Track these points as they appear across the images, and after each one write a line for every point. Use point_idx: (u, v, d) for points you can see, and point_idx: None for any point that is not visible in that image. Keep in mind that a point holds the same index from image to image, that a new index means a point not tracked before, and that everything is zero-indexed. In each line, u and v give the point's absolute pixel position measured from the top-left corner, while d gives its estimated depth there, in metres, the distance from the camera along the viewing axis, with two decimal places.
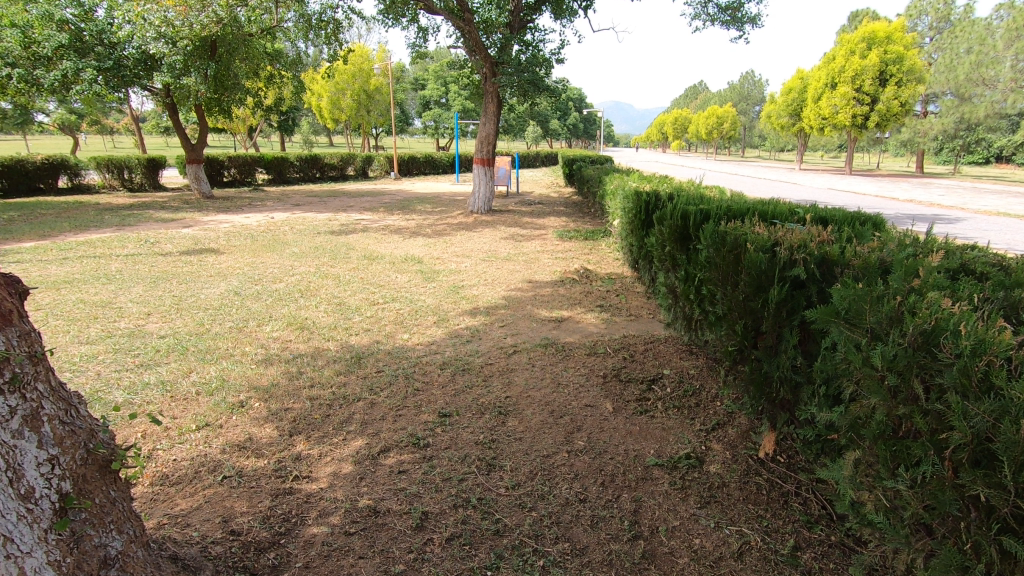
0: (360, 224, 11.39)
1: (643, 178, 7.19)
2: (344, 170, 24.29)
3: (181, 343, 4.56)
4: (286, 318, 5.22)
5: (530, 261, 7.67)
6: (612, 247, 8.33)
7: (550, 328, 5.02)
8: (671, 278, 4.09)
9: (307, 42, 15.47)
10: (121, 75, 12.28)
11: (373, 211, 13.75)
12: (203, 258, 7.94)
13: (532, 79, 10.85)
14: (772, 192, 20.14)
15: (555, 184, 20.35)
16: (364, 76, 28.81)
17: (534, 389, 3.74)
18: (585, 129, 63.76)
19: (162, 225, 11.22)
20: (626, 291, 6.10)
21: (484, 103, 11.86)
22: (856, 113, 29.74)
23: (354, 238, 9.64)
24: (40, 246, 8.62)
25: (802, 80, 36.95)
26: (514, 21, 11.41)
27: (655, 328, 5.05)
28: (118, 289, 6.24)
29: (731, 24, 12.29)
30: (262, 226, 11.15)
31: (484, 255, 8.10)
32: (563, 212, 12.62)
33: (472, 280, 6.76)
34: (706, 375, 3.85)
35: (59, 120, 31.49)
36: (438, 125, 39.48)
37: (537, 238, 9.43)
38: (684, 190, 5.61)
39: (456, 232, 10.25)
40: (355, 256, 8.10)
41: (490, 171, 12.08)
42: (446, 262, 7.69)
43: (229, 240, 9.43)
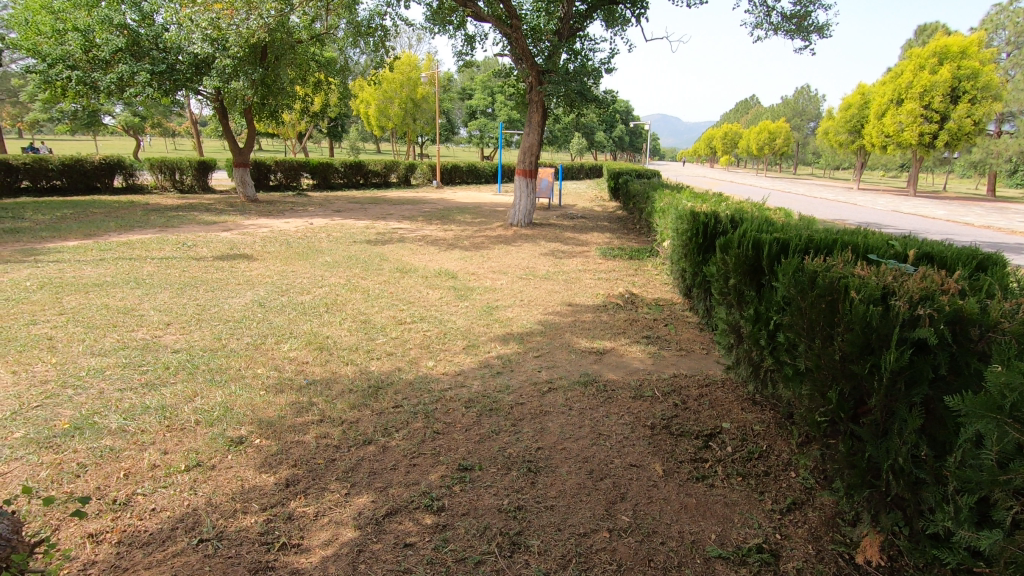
0: (397, 233, 11.15)
1: (697, 197, 6.61)
2: (387, 177, 24.39)
3: (193, 360, 4.27)
4: (307, 335, 4.89)
5: (571, 281, 7.18)
6: (660, 269, 7.75)
7: (590, 362, 4.50)
8: (736, 316, 3.52)
9: (356, 49, 15.51)
10: (172, 79, 12.51)
11: (412, 220, 13.54)
12: (236, 264, 7.80)
13: (579, 88, 10.39)
14: (831, 212, 18.99)
15: (599, 197, 19.79)
16: (412, 84, 29.03)
17: (570, 439, 3.23)
18: (630, 142, 62.86)
19: (203, 228, 11.29)
20: (676, 321, 5.52)
21: (528, 112, 11.47)
22: (923, 131, 28.07)
23: (389, 248, 9.37)
24: (82, 246, 8.69)
25: (863, 96, 35.30)
26: (563, 29, 11.01)
27: (710, 368, 4.46)
28: (144, 295, 6.09)
29: (796, 34, 11.54)
30: (299, 232, 11.05)
31: (521, 272, 7.66)
32: (607, 227, 12.08)
33: (507, 300, 6.32)
34: (775, 435, 3.26)
35: (123, 122, 33.06)
36: (483, 135, 39.54)
37: (579, 255, 8.93)
38: (748, 213, 5.01)
39: (494, 245, 9.86)
40: (388, 268, 7.80)
41: (532, 183, 11.64)
42: (481, 279, 7.28)
43: (264, 247, 9.30)
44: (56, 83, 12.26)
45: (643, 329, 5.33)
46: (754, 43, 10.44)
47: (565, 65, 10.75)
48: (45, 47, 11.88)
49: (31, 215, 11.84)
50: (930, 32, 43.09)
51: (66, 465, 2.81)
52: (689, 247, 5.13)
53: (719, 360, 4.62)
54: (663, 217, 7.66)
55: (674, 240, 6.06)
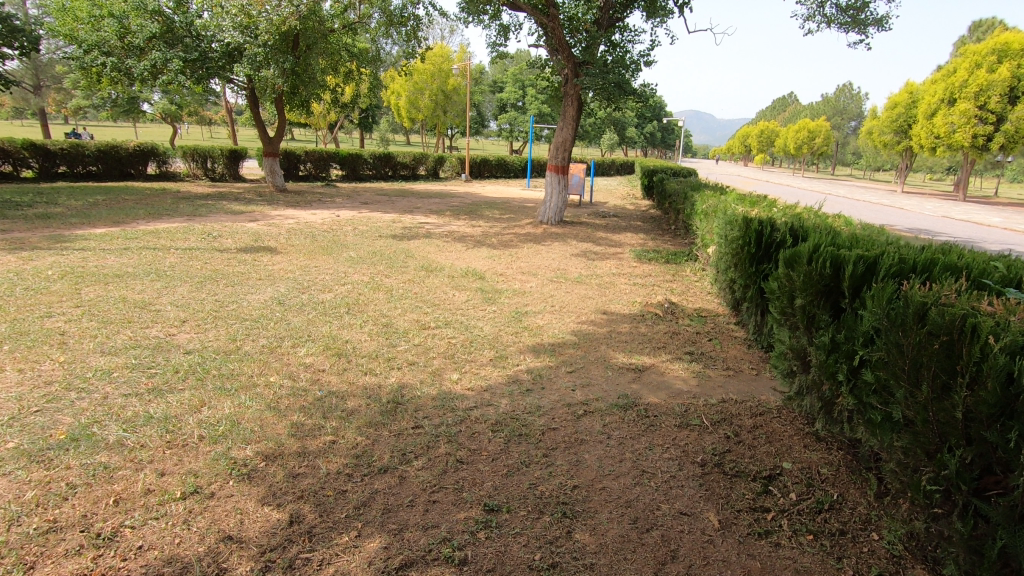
0: (424, 228, 10.87)
1: (746, 200, 6.13)
2: (416, 169, 24.21)
3: (205, 363, 4.02)
4: (325, 339, 4.60)
5: (605, 286, 6.78)
6: (699, 275, 7.29)
7: (629, 381, 4.11)
8: (803, 341, 3.10)
9: (388, 38, 15.26)
10: (204, 66, 12.40)
11: (440, 214, 13.27)
12: (259, 258, 7.61)
13: (618, 81, 9.91)
14: (876, 217, 18.03)
15: (631, 195, 19.21)
16: (443, 76, 28.74)
17: (610, 476, 2.86)
18: (663, 138, 61.63)
19: (230, 217, 11.20)
20: (721, 336, 5.09)
21: (563, 106, 11.04)
22: (977, 133, 26.65)
23: (415, 244, 9.09)
24: (109, 233, 8.63)
25: (912, 94, 33.69)
26: (603, 19, 10.53)
27: (762, 393, 4.04)
28: (164, 288, 5.91)
29: (851, 27, 10.83)
30: (325, 225, 10.86)
31: (552, 274, 7.28)
32: (641, 227, 11.59)
33: (537, 305, 5.94)
34: (847, 482, 2.83)
35: (161, 109, 33.64)
36: (513, 129, 39.13)
37: (612, 257, 8.50)
38: (808, 221, 4.56)
39: (523, 244, 9.50)
40: (413, 266, 7.51)
41: (564, 179, 11.22)
42: (510, 280, 6.93)
43: (289, 239, 9.12)
44: (92, 70, 12.30)
45: (686, 344, 4.91)
46: (805, 36, 9.94)
47: (603, 57, 10.28)
48: (82, 33, 11.94)
49: (65, 201, 11.94)
50: (988, 28, 40.81)
51: (54, 485, 2.55)
52: (740, 255, 4.69)
53: (772, 384, 4.19)
54: (706, 219, 7.19)
55: (720, 246, 5.62)
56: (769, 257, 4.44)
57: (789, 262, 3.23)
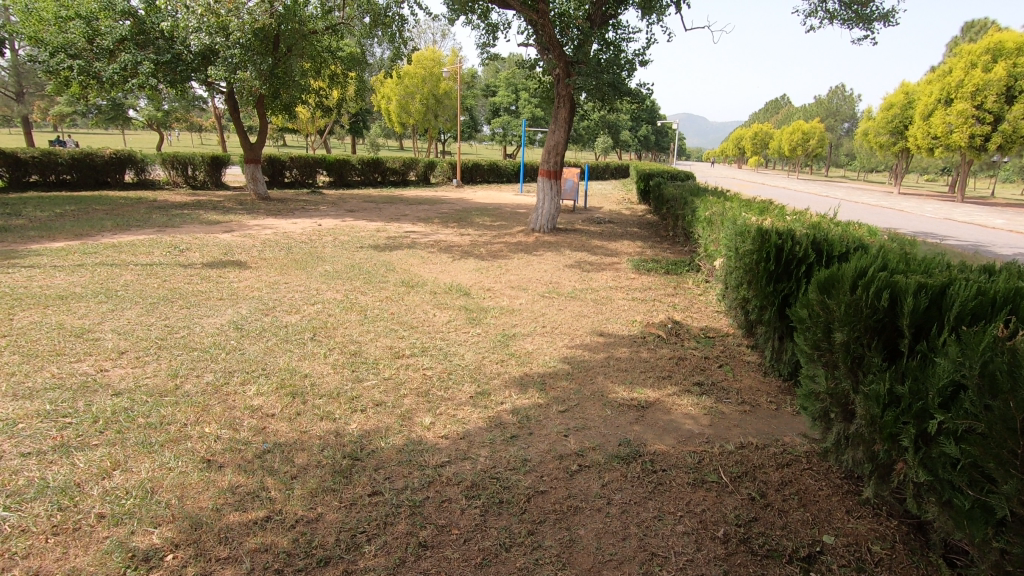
0: (409, 238, 10.28)
1: (755, 208, 5.58)
2: (405, 174, 23.61)
3: (133, 409, 3.41)
4: (281, 374, 4.00)
5: (601, 302, 6.21)
6: (703, 289, 6.73)
7: (630, 422, 3.52)
8: (848, 386, 2.53)
9: (373, 39, 14.71)
10: (176, 68, 11.82)
11: (427, 221, 12.70)
12: (225, 273, 7.00)
13: (612, 81, 9.37)
14: (876, 219, 17.53)
15: (627, 199, 18.67)
16: (434, 80, 28.18)
17: (611, 563, 2.27)
18: (657, 141, 61.31)
19: (204, 228, 10.60)
20: (732, 363, 4.52)
21: (555, 107, 10.49)
22: (974, 133, 26.26)
23: (397, 256, 8.50)
24: (66, 247, 8.00)
25: (907, 95, 33.35)
26: (595, 16, 10.00)
27: (786, 435, 3.46)
28: (109, 311, 5.29)
29: (856, 22, 10.35)
30: (305, 235, 10.26)
31: (544, 288, 6.71)
32: (638, 234, 11.04)
33: (526, 325, 5.36)
34: (908, 567, 2.26)
35: (147, 116, 33.01)
36: (507, 133, 38.63)
37: (608, 268, 7.94)
38: (833, 234, 4.01)
39: (514, 254, 8.92)
40: (393, 281, 6.92)
41: (556, 184, 10.66)
42: (497, 297, 6.34)
43: (262, 252, 8.51)
44: (59, 74, 11.68)
45: (693, 372, 4.34)
46: (806, 33, 9.47)
47: (597, 55, 9.75)
48: (47, 35, 11.30)
49: (30, 211, 11.31)
50: (981, 29, 40.62)
51: None
52: (755, 272, 4.14)
53: (797, 424, 3.62)
54: (710, 228, 6.64)
55: (727, 259, 5.06)
56: (789, 275, 3.90)
57: (824, 287, 2.71)
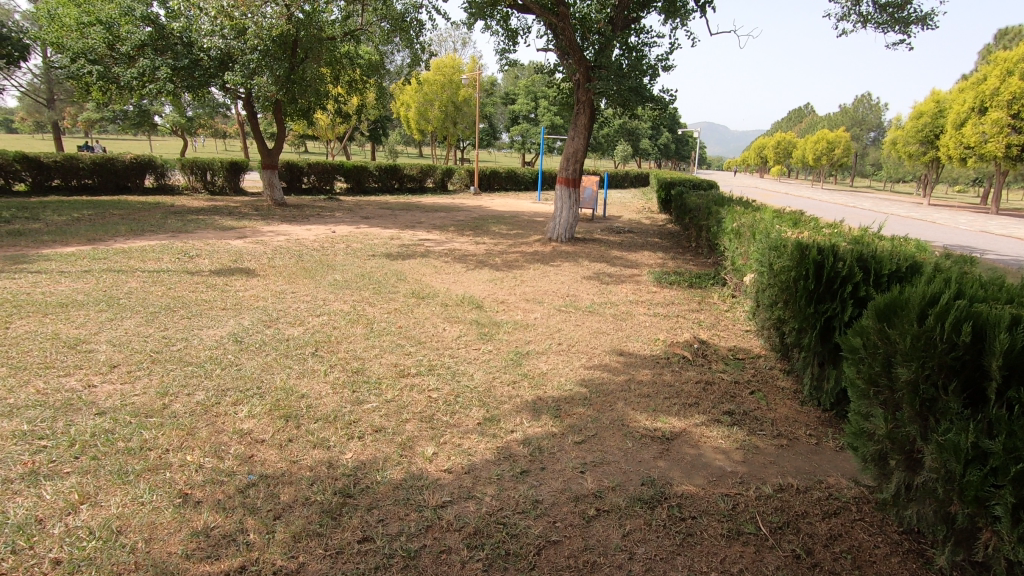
0: (423, 246, 10.04)
1: (789, 220, 5.20)
2: (423, 182, 23.52)
3: (113, 431, 3.16)
4: (276, 393, 3.73)
5: (621, 317, 5.86)
6: (730, 305, 6.34)
7: (654, 457, 3.17)
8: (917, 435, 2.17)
9: (391, 44, 14.60)
10: (194, 74, 11.87)
11: (442, 229, 12.47)
12: (232, 281, 6.80)
13: (634, 86, 9.05)
14: (908, 232, 16.87)
15: (647, 209, 18.25)
16: (454, 87, 28.13)
17: None
18: (678, 150, 60.65)
19: (218, 234, 10.49)
20: (765, 390, 4.13)
21: (574, 114, 10.20)
22: (1010, 142, 25.33)
23: (409, 265, 8.26)
24: (76, 252, 7.91)
25: (938, 104, 32.40)
26: (617, 20, 9.71)
27: (830, 476, 3.08)
28: (108, 320, 5.10)
29: (891, 26, 9.91)
30: (317, 242, 10.08)
31: (560, 302, 6.39)
32: (659, 245, 10.66)
33: (541, 343, 5.04)
34: None
35: (172, 122, 33.58)
36: (526, 140, 38.45)
37: (629, 281, 7.60)
38: (882, 249, 3.62)
39: (530, 264, 8.62)
40: (404, 292, 6.66)
41: (575, 193, 10.34)
42: (511, 310, 6.03)
43: (272, 259, 8.32)
44: (80, 79, 11.77)
45: (722, 399, 3.97)
46: (838, 37, 9.07)
47: (619, 60, 9.45)
48: (68, 41, 11.37)
49: (48, 215, 11.34)
50: (1015, 36, 39.42)
51: None
52: (792, 290, 3.76)
53: (842, 464, 3.23)
54: (738, 240, 6.26)
55: (759, 274, 4.68)
56: (832, 294, 3.52)
57: (884, 314, 2.36)
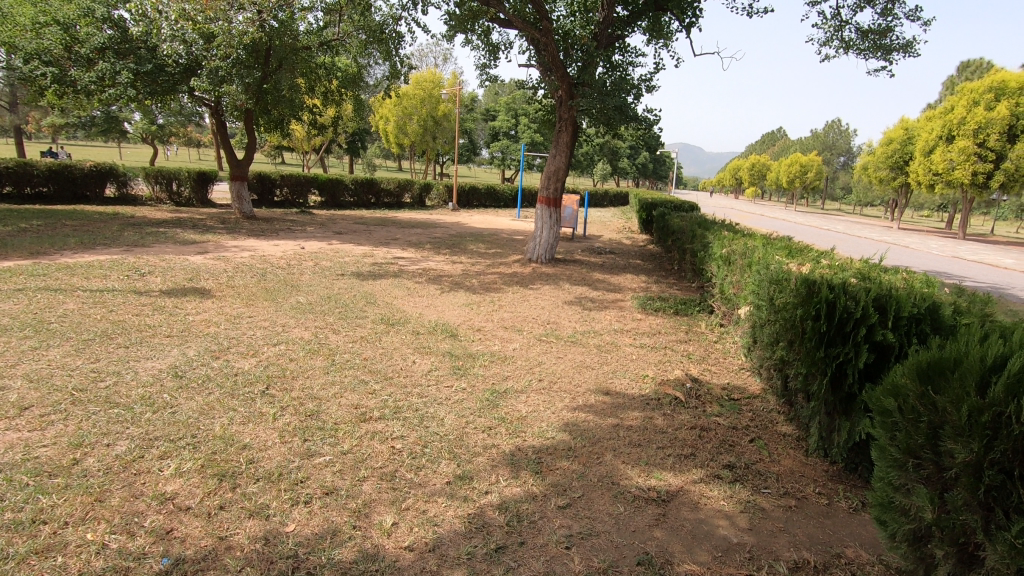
0: (396, 265, 9.55)
1: (784, 250, 4.90)
2: (400, 196, 23.04)
3: (3, 497, 2.61)
4: (212, 445, 3.21)
5: (606, 349, 5.46)
6: (718, 336, 6.01)
7: (649, 526, 2.74)
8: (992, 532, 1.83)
9: (369, 56, 14.22)
10: (158, 79, 11.33)
11: (418, 247, 12.01)
12: (183, 303, 6.22)
13: (618, 105, 8.80)
14: (884, 256, 16.94)
15: (627, 229, 18.05)
16: (433, 102, 27.83)
17: None
18: (655, 171, 61.34)
19: (177, 248, 9.85)
20: (766, 438, 3.75)
21: (556, 131, 9.91)
22: (976, 170, 25.99)
23: (381, 286, 7.77)
24: (14, 268, 7.22)
25: (907, 131, 33.30)
26: (601, 37, 9.49)
27: (850, 550, 2.67)
28: (31, 349, 4.50)
29: (873, 53, 9.89)
30: (283, 259, 9.51)
31: (541, 330, 5.98)
32: (642, 268, 10.38)
33: (521, 379, 4.59)
34: None
35: (141, 129, 32.55)
36: (505, 157, 38.28)
37: (612, 307, 7.23)
38: (896, 287, 3.29)
39: (509, 287, 8.20)
40: (372, 317, 6.16)
41: (556, 212, 9.99)
42: (488, 340, 5.59)
43: (232, 278, 7.74)
44: (34, 81, 11.08)
45: (721, 449, 3.56)
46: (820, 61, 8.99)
47: (602, 77, 9.21)
48: (21, 40, 10.68)
49: None
50: (977, 69, 41.05)
51: None
52: (798, 331, 3.41)
53: (859, 531, 2.85)
54: (728, 268, 5.95)
55: (756, 309, 4.33)
56: (844, 338, 3.16)
57: (929, 377, 2.02)
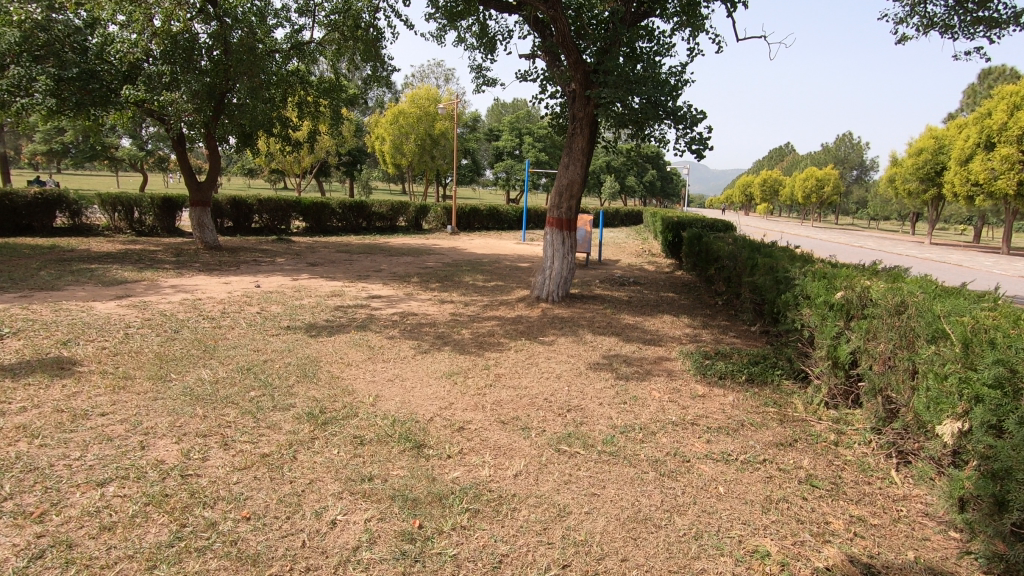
0: (367, 309, 7.44)
1: (997, 312, 2.73)
2: (394, 220, 21.10)
3: None
4: None
5: (673, 474, 3.23)
6: (834, 436, 3.82)
7: None
8: None
9: (346, 59, 12.30)
10: (89, 87, 9.51)
11: (402, 281, 9.93)
12: (15, 388, 4.09)
13: (651, 97, 6.74)
14: (946, 277, 14.61)
15: (647, 252, 15.90)
16: (430, 119, 26.13)
17: None
18: (663, 191, 59.56)
19: (93, 292, 7.81)
20: None
21: (568, 137, 7.84)
22: (1022, 179, 23.62)
23: (333, 345, 5.63)
24: None
25: (937, 140, 31.11)
26: (625, 14, 7.46)
27: None
28: None
29: (968, 26, 7.84)
30: (222, 304, 7.42)
31: (561, 429, 3.80)
32: (680, 306, 8.20)
33: (527, 566, 2.41)
34: None
35: (128, 157, 30.89)
36: (510, 178, 36.40)
37: (657, 373, 5.08)
38: None
39: (510, 340, 6.05)
40: (298, 409, 4.00)
41: (569, 238, 7.87)
42: (473, 456, 3.39)
43: (131, 335, 5.64)
44: None
45: None
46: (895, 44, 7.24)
47: (628, 63, 7.14)
48: None
49: None
50: (1000, 76, 39.01)
51: None
52: None
53: None
54: (857, 325, 3.75)
55: (1005, 438, 2.12)
56: None
57: None
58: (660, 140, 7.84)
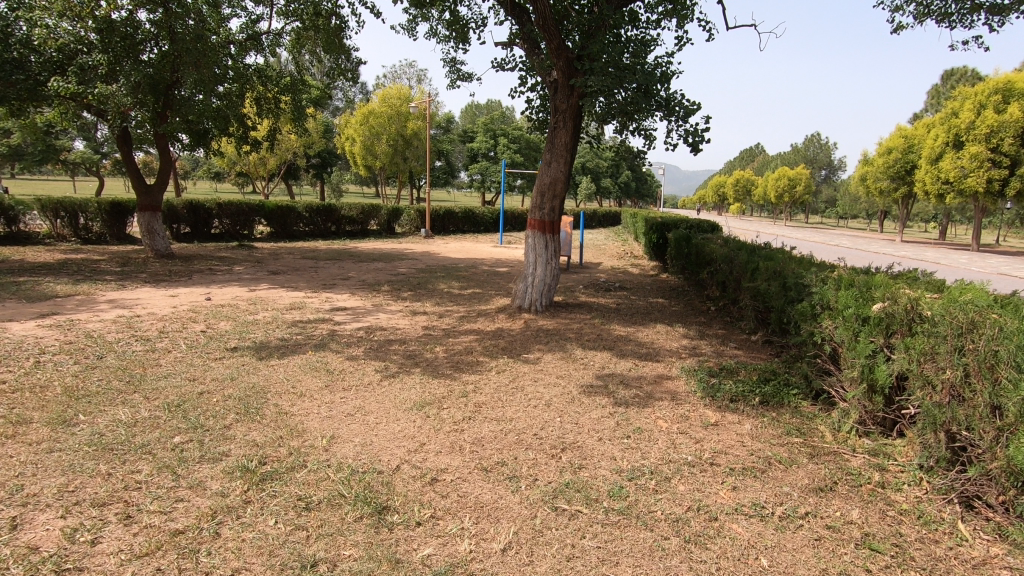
0: (328, 324, 6.64)
1: None
2: (365, 224, 20.17)
3: None
4: None
5: (701, 540, 2.58)
6: (879, 474, 3.21)
7: None
8: None
9: (307, 50, 11.45)
10: (12, 78, 8.56)
11: (371, 290, 9.13)
12: None
13: (641, 86, 6.12)
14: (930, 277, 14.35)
15: (629, 254, 15.34)
16: (402, 119, 25.27)
17: None
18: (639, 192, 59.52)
19: (13, 310, 6.85)
20: None
21: (550, 131, 7.16)
22: (991, 177, 23.81)
23: (285, 370, 4.85)
24: None
25: (906, 139, 31.40)
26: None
27: None
28: None
29: (967, 14, 7.42)
30: (163, 321, 6.54)
31: (556, 477, 3.12)
32: (672, 313, 7.60)
33: None
34: None
35: (82, 161, 29.27)
36: (485, 179, 35.66)
37: (661, 396, 4.44)
38: None
39: (491, 359, 5.34)
40: (231, 461, 3.23)
41: (553, 242, 7.20)
42: (448, 522, 2.68)
43: (41, 363, 4.77)
44: None
45: None
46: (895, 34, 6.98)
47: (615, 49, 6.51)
48: None
49: None
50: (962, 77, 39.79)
51: None
52: None
53: None
54: (905, 344, 3.15)
55: None
56: None
57: None
58: (648, 134, 7.25)
